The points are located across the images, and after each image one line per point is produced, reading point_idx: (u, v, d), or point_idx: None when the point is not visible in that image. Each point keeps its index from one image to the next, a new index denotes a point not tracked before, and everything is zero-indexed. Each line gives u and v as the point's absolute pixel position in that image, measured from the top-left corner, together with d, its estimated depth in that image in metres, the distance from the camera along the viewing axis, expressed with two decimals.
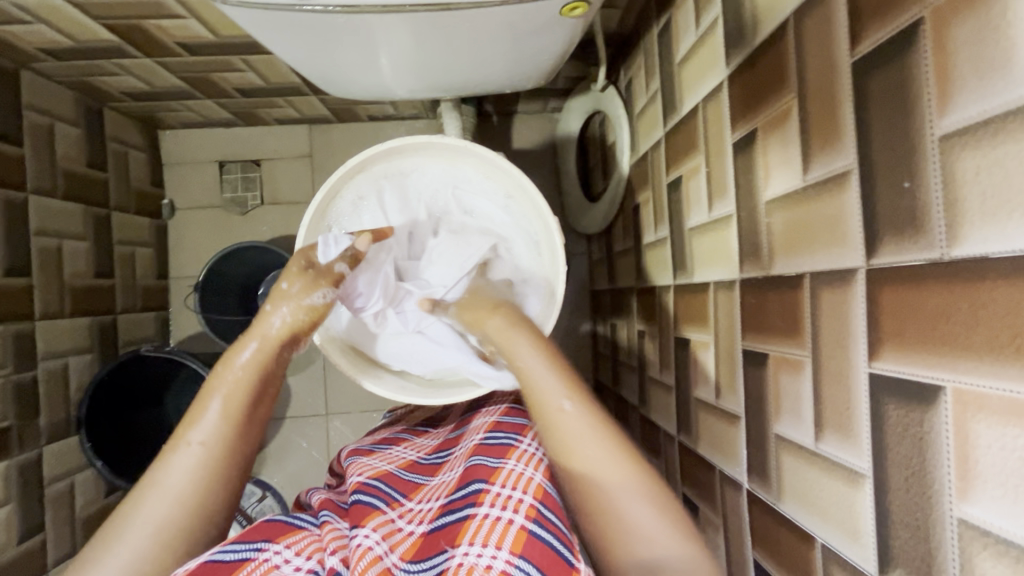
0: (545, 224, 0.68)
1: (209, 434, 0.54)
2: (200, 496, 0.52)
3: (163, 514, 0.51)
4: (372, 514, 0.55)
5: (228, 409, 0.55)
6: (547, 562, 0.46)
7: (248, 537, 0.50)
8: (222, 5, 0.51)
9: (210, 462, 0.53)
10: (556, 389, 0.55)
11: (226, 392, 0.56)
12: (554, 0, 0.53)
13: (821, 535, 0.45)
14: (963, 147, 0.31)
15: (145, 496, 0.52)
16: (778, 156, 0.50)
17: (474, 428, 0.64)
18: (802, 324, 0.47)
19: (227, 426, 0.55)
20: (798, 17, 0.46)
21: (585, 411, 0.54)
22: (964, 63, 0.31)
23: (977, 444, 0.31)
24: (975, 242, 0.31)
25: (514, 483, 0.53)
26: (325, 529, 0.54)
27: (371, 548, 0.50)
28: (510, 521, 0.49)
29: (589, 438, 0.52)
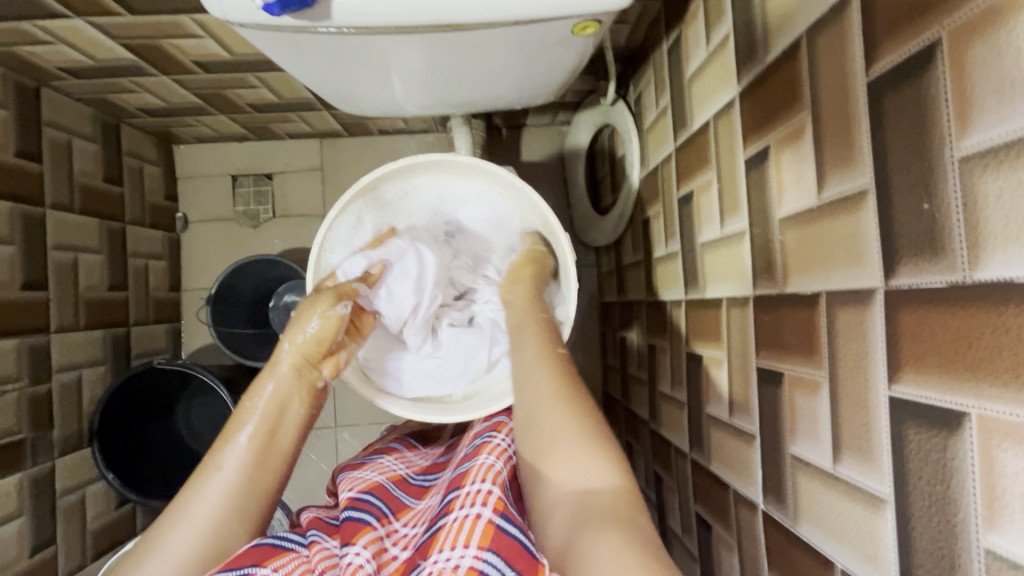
0: (556, 243, 0.68)
1: (229, 469, 0.53)
2: (220, 530, 0.52)
3: (182, 548, 0.50)
4: (363, 531, 0.54)
5: (249, 445, 0.54)
6: (513, 554, 0.45)
7: (234, 563, 0.47)
8: (238, 28, 0.52)
9: (234, 493, 0.53)
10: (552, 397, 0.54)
11: (252, 423, 0.55)
12: (566, 20, 0.54)
13: (840, 560, 0.44)
14: (985, 169, 0.31)
15: (171, 527, 0.51)
16: (792, 174, 0.50)
17: (468, 435, 0.65)
18: (818, 343, 0.46)
19: (248, 459, 0.54)
20: (811, 35, 0.46)
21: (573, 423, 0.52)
22: (984, 86, 0.31)
23: (1004, 473, 0.30)
24: (999, 267, 0.30)
25: (484, 475, 0.53)
26: (313, 550, 0.53)
27: (360, 566, 0.50)
28: (479, 516, 0.49)
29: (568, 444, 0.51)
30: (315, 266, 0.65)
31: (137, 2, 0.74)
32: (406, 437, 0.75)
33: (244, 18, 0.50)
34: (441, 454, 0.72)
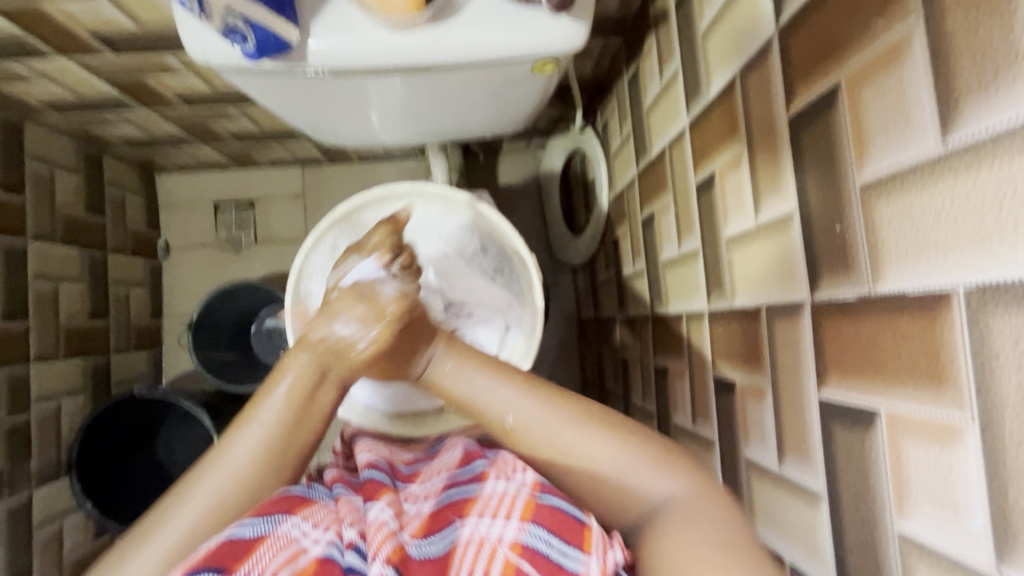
0: (530, 279, 0.72)
1: (246, 451, 0.50)
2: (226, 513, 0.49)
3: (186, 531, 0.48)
4: (384, 489, 0.54)
5: (269, 429, 0.51)
6: (559, 522, 0.45)
7: (262, 511, 0.47)
8: (220, 71, 0.56)
9: (245, 480, 0.50)
10: (500, 402, 0.51)
11: (269, 413, 0.52)
12: (526, 61, 0.58)
13: (789, 555, 0.47)
14: (878, 197, 0.35)
15: (206, 468, 0.50)
16: (734, 198, 0.54)
17: (469, 427, 0.69)
18: (762, 353, 0.50)
19: (266, 448, 0.51)
20: (743, 75, 0.51)
21: (532, 400, 0.50)
22: (874, 125, 0.35)
23: (909, 462, 0.34)
24: (893, 280, 0.34)
25: (518, 459, 0.52)
26: (339, 503, 0.51)
27: (388, 520, 0.47)
28: (518, 491, 0.48)
29: (557, 424, 0.49)
30: (292, 293, 0.68)
31: (121, 42, 0.77)
32: None
33: (225, 61, 0.53)
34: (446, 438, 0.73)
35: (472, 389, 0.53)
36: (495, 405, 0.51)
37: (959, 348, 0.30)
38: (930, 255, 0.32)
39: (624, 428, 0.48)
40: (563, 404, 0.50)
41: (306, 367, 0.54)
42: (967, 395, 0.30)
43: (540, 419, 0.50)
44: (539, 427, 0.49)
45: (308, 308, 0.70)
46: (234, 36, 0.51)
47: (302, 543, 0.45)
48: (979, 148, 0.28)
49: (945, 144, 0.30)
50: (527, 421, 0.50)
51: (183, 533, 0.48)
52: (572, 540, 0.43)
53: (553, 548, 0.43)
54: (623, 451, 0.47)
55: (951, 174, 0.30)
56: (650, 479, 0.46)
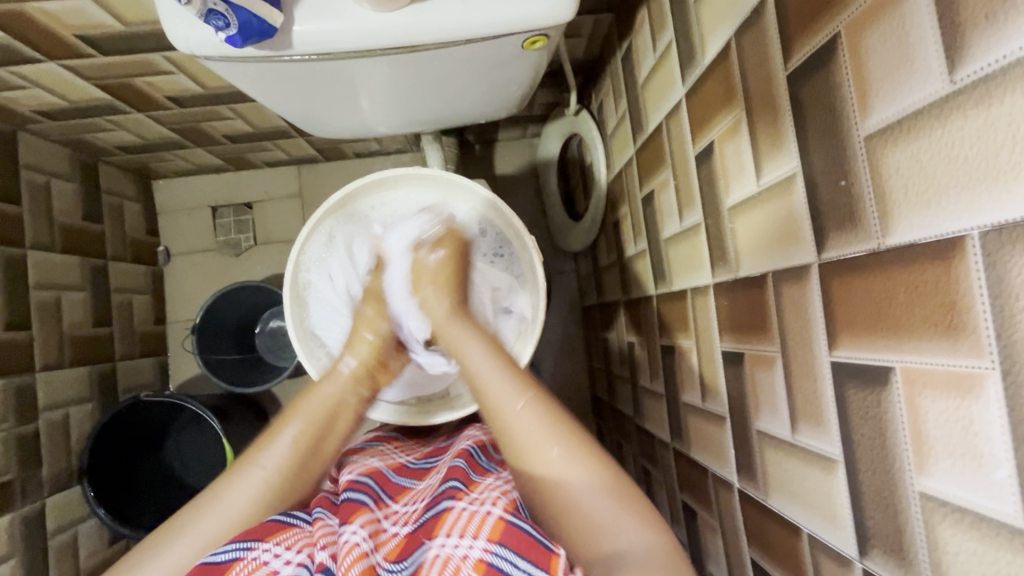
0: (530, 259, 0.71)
1: (275, 460, 0.57)
2: (250, 518, 0.55)
3: (212, 534, 0.53)
4: (360, 510, 0.54)
5: (298, 439, 0.58)
6: (524, 546, 0.47)
7: (241, 536, 0.50)
8: (205, 60, 0.55)
9: (268, 489, 0.56)
10: (508, 391, 0.55)
11: (304, 417, 0.59)
12: (517, 36, 0.57)
13: (806, 524, 0.46)
14: (884, 146, 0.34)
15: (204, 509, 0.54)
16: (734, 165, 0.53)
17: (463, 437, 0.68)
18: (769, 321, 0.49)
19: (294, 456, 0.57)
20: (738, 38, 0.50)
21: (538, 410, 0.53)
22: (877, 73, 0.34)
23: (927, 418, 0.33)
24: (903, 231, 0.33)
25: (490, 488, 0.54)
26: (316, 525, 0.54)
27: (357, 544, 0.50)
28: (489, 513, 0.50)
29: (545, 436, 0.52)
30: (289, 282, 0.68)
31: (107, 43, 0.77)
32: (408, 432, 0.78)
33: (209, 50, 0.53)
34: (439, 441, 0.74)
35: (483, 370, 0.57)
36: (506, 417, 0.54)
37: (976, 293, 0.29)
38: (941, 200, 0.30)
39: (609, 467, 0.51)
40: (571, 430, 0.52)
41: (311, 415, 0.59)
42: (985, 341, 0.28)
43: (538, 433, 0.52)
44: (537, 437, 0.52)
45: (308, 297, 0.71)
46: (214, 20, 0.49)
47: (274, 565, 0.49)
48: (988, 82, 0.27)
49: (953, 82, 0.29)
50: (521, 430, 0.53)
51: (209, 533, 0.53)
52: (539, 563, 0.45)
53: (517, 568, 0.45)
54: (601, 492, 0.49)
55: (959, 113, 0.29)
56: (621, 530, 0.47)
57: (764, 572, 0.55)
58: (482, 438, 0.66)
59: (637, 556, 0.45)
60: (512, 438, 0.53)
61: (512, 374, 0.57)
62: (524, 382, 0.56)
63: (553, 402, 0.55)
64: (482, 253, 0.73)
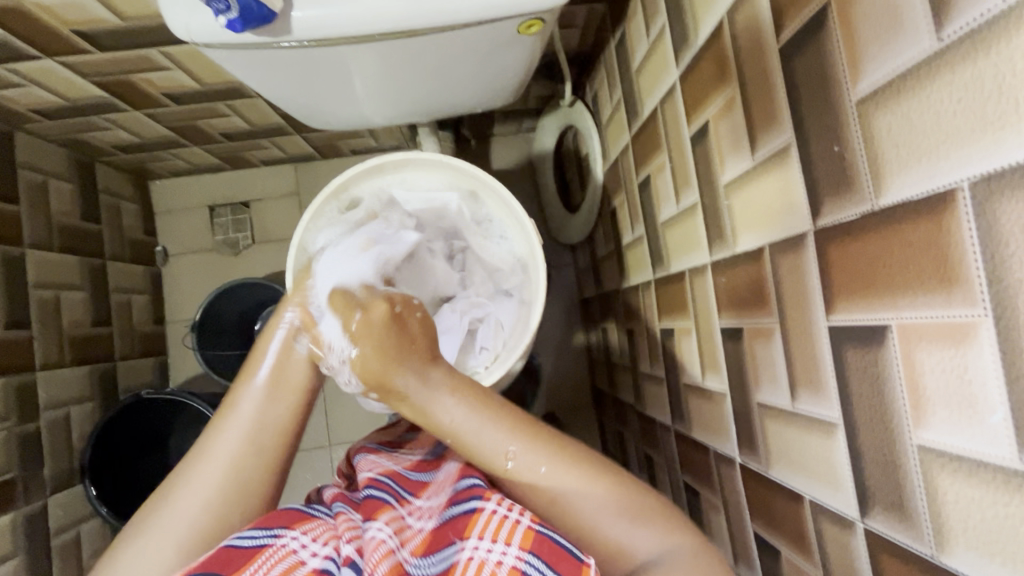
0: (530, 247, 0.72)
1: (254, 405, 0.54)
2: (243, 463, 0.52)
3: (211, 484, 0.51)
4: (383, 508, 0.55)
5: (273, 386, 0.55)
6: (558, 557, 0.46)
7: (265, 523, 0.50)
8: (205, 48, 0.55)
9: (252, 434, 0.53)
10: (497, 439, 0.50)
11: (272, 366, 0.56)
12: (512, 20, 0.58)
13: (807, 491, 0.47)
14: (875, 108, 0.35)
15: (200, 459, 0.52)
16: (729, 142, 0.54)
17: None
18: (767, 293, 0.50)
19: (269, 398, 0.54)
20: (730, 16, 0.51)
21: (534, 450, 0.50)
22: (866, 37, 0.35)
23: (923, 371, 0.34)
24: (896, 191, 0.34)
25: (518, 490, 0.52)
26: (340, 519, 0.55)
27: (383, 541, 0.50)
28: (518, 520, 0.48)
29: (552, 468, 0.49)
30: (293, 262, 0.68)
31: (105, 39, 0.77)
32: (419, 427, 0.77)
33: (209, 36, 0.53)
34: None
35: (464, 422, 0.51)
36: (508, 463, 0.50)
37: (968, 244, 0.30)
38: (931, 156, 0.31)
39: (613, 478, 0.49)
40: (571, 457, 0.50)
41: (274, 366, 0.56)
42: (978, 289, 0.29)
43: (544, 471, 0.49)
44: (542, 471, 0.49)
45: None
46: (216, 3, 0.50)
47: (301, 555, 0.49)
48: (975, 36, 0.28)
49: (939, 39, 0.30)
50: (523, 470, 0.49)
51: (209, 483, 0.51)
52: None
53: None
54: (613, 504, 0.48)
55: (947, 69, 0.30)
56: (642, 533, 0.47)
57: (767, 545, 0.55)
58: None
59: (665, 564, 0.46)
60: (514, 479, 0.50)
61: (494, 414, 0.51)
62: (509, 415, 0.51)
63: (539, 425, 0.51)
64: (490, 235, 0.76)
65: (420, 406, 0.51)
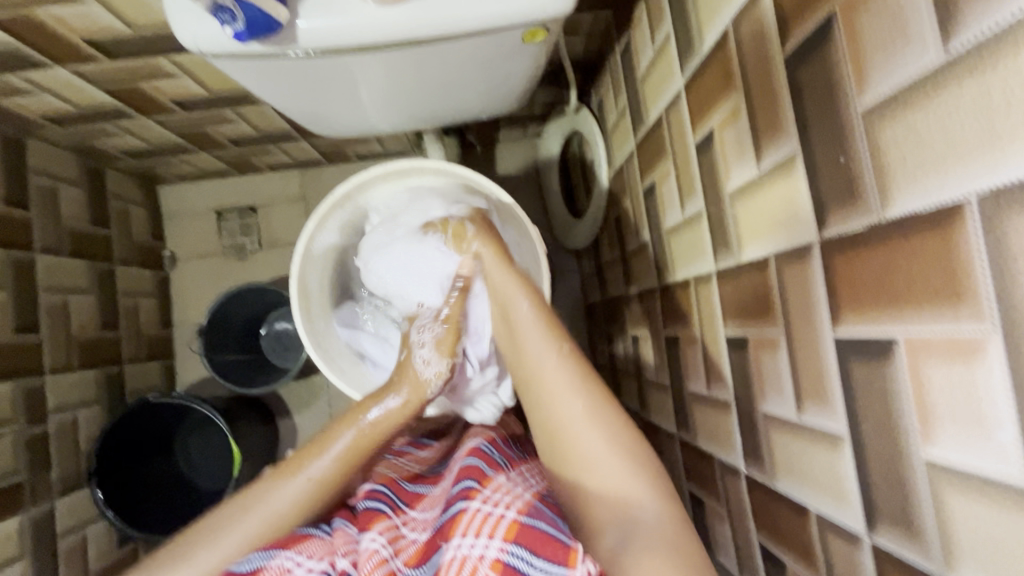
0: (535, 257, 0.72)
1: (322, 472, 0.58)
2: (294, 520, 0.57)
3: (257, 531, 0.56)
4: (378, 517, 0.57)
5: (346, 456, 0.59)
6: (541, 542, 0.47)
7: (267, 546, 0.53)
8: (212, 58, 0.56)
9: (312, 499, 0.57)
10: (542, 341, 0.57)
11: (353, 437, 0.59)
12: (517, 29, 0.58)
13: (813, 505, 0.46)
14: (882, 120, 0.35)
15: (252, 504, 0.57)
16: (734, 151, 0.53)
17: (473, 436, 0.68)
18: (773, 304, 0.49)
19: (340, 471, 0.58)
20: (735, 25, 0.51)
21: (568, 366, 0.55)
22: (872, 49, 0.35)
23: (931, 386, 0.33)
24: (903, 203, 0.34)
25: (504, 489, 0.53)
26: (336, 535, 0.56)
27: (377, 551, 0.53)
28: (502, 515, 0.49)
29: (570, 394, 0.53)
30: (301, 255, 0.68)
31: (114, 47, 0.78)
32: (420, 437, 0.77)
33: (216, 46, 0.54)
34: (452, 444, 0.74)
35: (523, 324, 0.59)
36: (541, 366, 0.56)
37: (975, 257, 0.29)
38: (939, 170, 0.31)
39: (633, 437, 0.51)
40: (598, 391, 0.54)
41: (363, 436, 0.59)
42: (987, 303, 0.29)
43: (562, 389, 0.54)
44: (564, 389, 0.54)
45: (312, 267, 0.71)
46: (223, 14, 0.51)
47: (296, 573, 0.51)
48: (984, 49, 0.28)
49: (946, 52, 0.30)
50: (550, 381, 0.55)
51: (255, 531, 0.56)
52: (555, 559, 0.45)
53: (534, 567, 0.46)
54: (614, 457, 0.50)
55: (954, 82, 0.29)
56: (642, 493, 0.49)
57: (772, 557, 0.55)
58: (492, 435, 0.66)
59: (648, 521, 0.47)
60: (538, 386, 0.55)
61: (548, 325, 0.57)
62: (560, 335, 0.57)
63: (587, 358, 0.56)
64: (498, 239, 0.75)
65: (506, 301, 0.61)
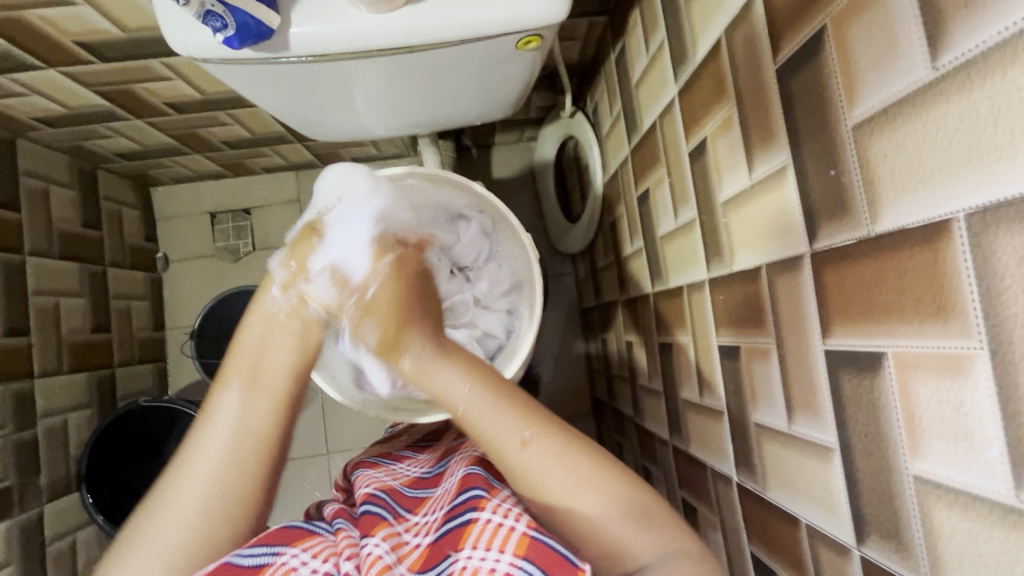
0: (527, 264, 0.73)
1: (230, 418, 0.53)
2: (221, 481, 0.51)
3: (189, 507, 0.50)
4: (381, 524, 0.55)
5: (247, 393, 0.54)
6: (551, 563, 0.45)
7: (266, 541, 0.51)
8: (203, 63, 0.56)
9: (230, 450, 0.52)
10: (510, 426, 0.50)
11: (243, 377, 0.54)
12: (511, 36, 0.58)
13: (804, 515, 0.46)
14: (872, 133, 0.35)
15: (173, 481, 0.51)
16: (727, 160, 0.54)
17: (473, 440, 0.66)
18: (764, 313, 0.49)
19: (246, 408, 0.53)
20: (728, 35, 0.51)
21: (546, 441, 0.50)
22: (862, 62, 0.35)
23: (919, 401, 0.33)
24: (892, 218, 0.34)
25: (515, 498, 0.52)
26: (339, 535, 0.54)
27: (381, 556, 0.50)
28: (513, 528, 0.48)
29: (558, 467, 0.49)
30: None
31: (106, 49, 0.77)
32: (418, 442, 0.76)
33: (208, 52, 0.54)
34: (449, 442, 0.73)
35: (475, 404, 0.52)
36: (520, 456, 0.50)
37: (963, 275, 0.29)
38: (927, 186, 0.31)
39: (626, 489, 0.48)
40: (583, 454, 0.49)
41: (244, 372, 0.55)
42: (973, 320, 0.29)
43: (551, 466, 0.49)
44: (553, 468, 0.49)
45: None
46: (212, 22, 0.50)
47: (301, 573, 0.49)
48: (971, 67, 0.28)
49: (935, 68, 0.30)
50: (533, 465, 0.49)
51: (184, 507, 0.50)
52: None
53: None
54: (613, 520, 0.47)
55: (943, 98, 0.29)
56: (645, 541, 0.47)
57: (764, 566, 0.55)
58: None
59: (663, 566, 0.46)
60: (516, 472, 0.50)
61: (506, 399, 0.52)
62: (525, 415, 0.51)
63: (556, 422, 0.51)
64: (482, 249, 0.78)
65: (438, 388, 0.54)
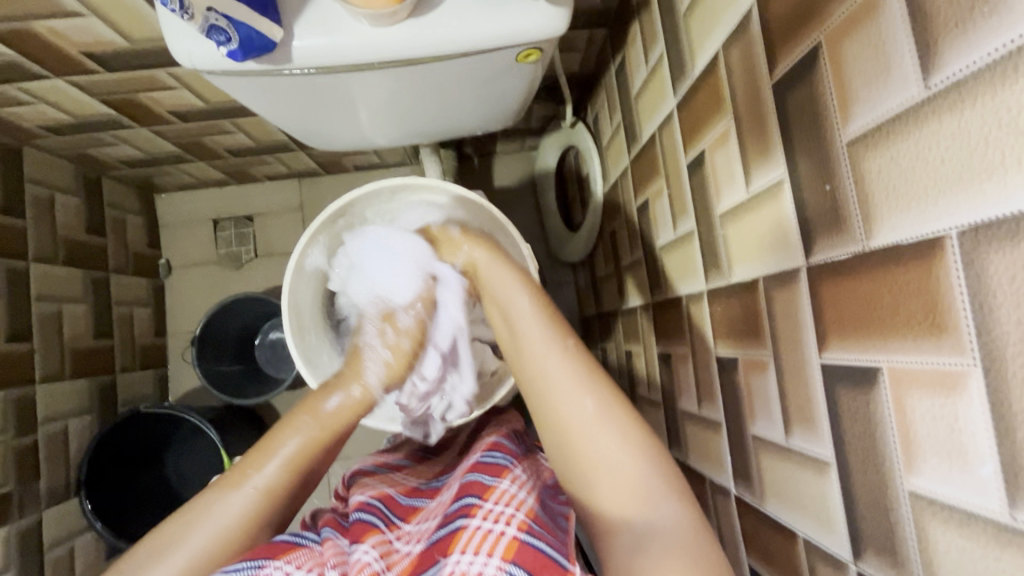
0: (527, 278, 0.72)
1: (271, 479, 0.55)
2: (241, 533, 0.53)
3: (206, 546, 0.52)
4: (371, 531, 0.56)
5: (297, 456, 0.57)
6: (539, 565, 0.47)
7: (250, 556, 0.50)
8: (207, 75, 0.56)
9: (260, 508, 0.54)
10: (546, 338, 0.56)
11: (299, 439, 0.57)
12: (511, 49, 0.58)
13: (801, 529, 0.46)
14: (866, 150, 0.35)
15: (195, 520, 0.53)
16: (724, 173, 0.54)
17: (474, 449, 0.66)
18: (762, 326, 0.49)
19: (289, 473, 0.56)
20: (725, 49, 0.51)
21: (578, 362, 0.54)
22: (856, 80, 0.35)
23: (914, 417, 0.33)
24: (886, 234, 0.34)
25: (507, 500, 0.52)
26: (325, 545, 0.54)
27: (369, 563, 0.51)
28: (502, 533, 0.49)
29: (582, 389, 0.53)
30: (293, 268, 0.68)
31: (112, 60, 0.78)
32: (418, 453, 0.77)
33: (211, 64, 0.54)
34: (449, 461, 0.74)
35: (523, 319, 0.58)
36: (547, 364, 0.55)
37: (957, 293, 0.29)
38: (920, 203, 0.31)
39: (642, 430, 0.51)
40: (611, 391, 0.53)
41: (309, 436, 0.58)
42: (967, 338, 0.29)
43: (575, 387, 0.53)
44: (576, 389, 0.53)
45: (305, 277, 0.72)
46: (217, 35, 0.52)
47: None
48: (961, 87, 0.28)
49: (927, 87, 0.30)
50: (560, 384, 0.53)
51: (199, 548, 0.52)
52: None
53: None
54: (627, 454, 0.49)
55: (934, 116, 0.30)
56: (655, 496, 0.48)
57: None
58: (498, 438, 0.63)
59: (668, 529, 0.46)
60: (546, 389, 0.54)
61: (549, 321, 0.58)
62: (565, 332, 0.57)
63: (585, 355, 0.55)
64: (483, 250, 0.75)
65: (504, 303, 0.61)
